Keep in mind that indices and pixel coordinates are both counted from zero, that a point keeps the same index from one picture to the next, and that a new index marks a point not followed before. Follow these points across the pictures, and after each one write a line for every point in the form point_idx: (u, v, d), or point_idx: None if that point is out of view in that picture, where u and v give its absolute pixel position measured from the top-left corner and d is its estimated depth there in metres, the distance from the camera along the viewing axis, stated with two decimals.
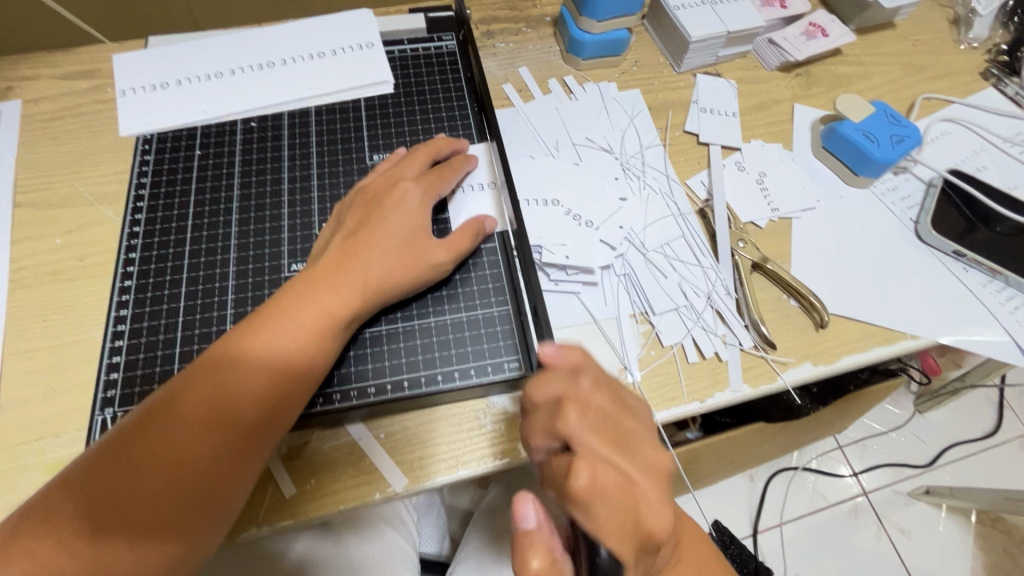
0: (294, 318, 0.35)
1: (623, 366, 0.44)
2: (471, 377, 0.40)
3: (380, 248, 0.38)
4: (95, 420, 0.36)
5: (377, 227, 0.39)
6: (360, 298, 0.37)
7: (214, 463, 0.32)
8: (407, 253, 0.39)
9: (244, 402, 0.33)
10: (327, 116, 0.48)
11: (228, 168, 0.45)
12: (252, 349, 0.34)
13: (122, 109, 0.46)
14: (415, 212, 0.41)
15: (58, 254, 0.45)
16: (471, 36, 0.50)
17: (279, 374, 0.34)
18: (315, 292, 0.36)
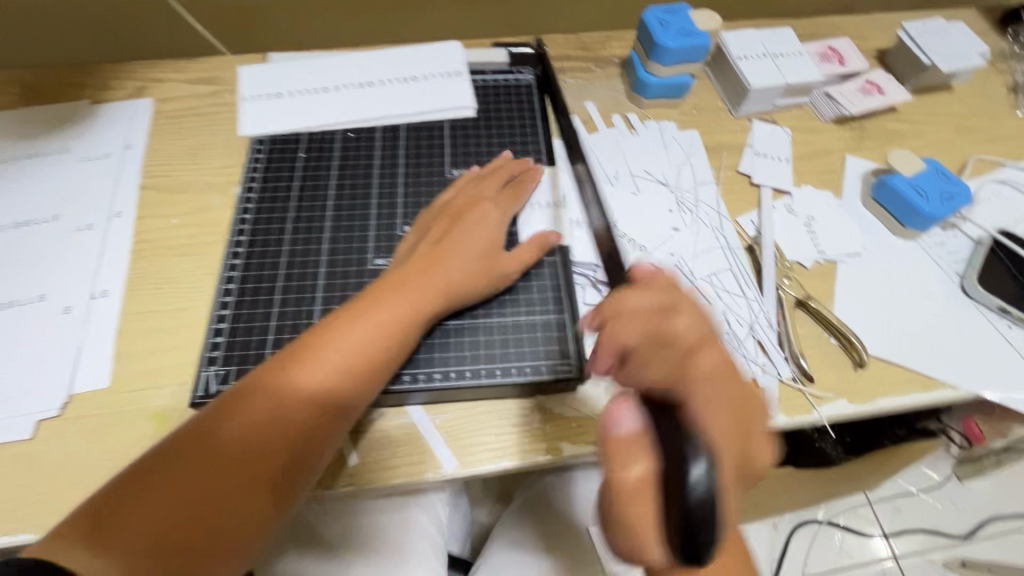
0: (348, 341, 0.38)
1: None
2: (527, 375, 0.43)
3: (461, 255, 0.43)
4: (200, 375, 0.41)
5: (458, 238, 0.44)
6: (430, 304, 0.41)
7: (299, 438, 0.36)
8: (483, 261, 0.44)
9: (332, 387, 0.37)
10: (414, 133, 0.53)
11: (327, 170, 0.50)
12: (341, 340, 0.38)
13: (242, 113, 0.53)
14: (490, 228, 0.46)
15: (173, 232, 0.52)
16: (551, 77, 0.56)
17: (363, 365, 0.38)
18: (377, 306, 0.40)
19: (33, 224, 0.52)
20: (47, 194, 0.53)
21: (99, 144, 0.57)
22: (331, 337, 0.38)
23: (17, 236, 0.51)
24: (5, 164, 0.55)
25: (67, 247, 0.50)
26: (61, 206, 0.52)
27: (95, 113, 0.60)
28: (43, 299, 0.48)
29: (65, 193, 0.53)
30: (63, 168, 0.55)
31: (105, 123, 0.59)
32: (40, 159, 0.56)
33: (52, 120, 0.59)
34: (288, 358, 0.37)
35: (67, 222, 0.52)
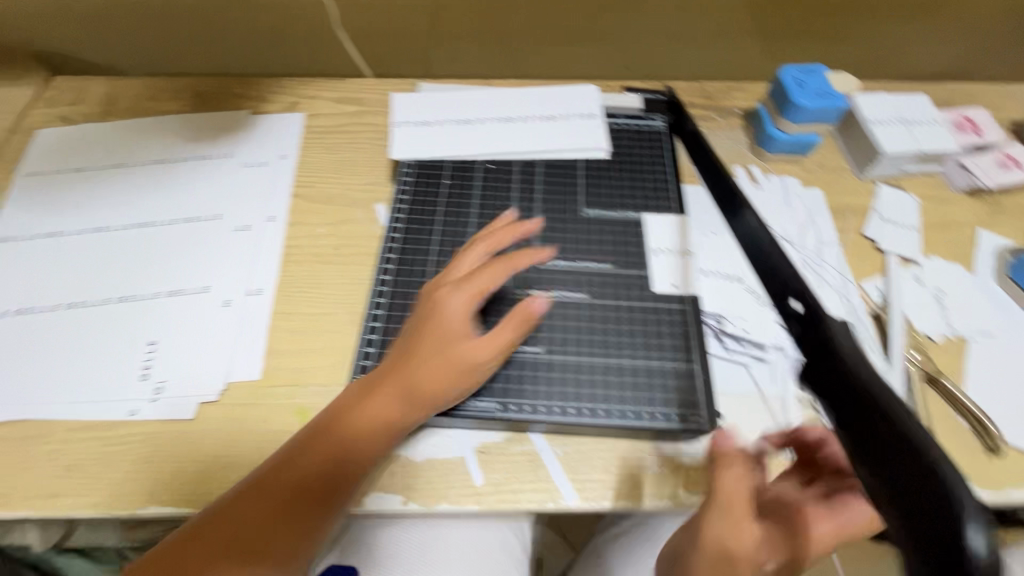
0: (311, 448, 0.40)
1: (784, 443, 0.46)
2: (656, 420, 0.43)
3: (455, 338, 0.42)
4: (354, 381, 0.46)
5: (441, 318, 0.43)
6: (390, 409, 0.41)
7: (302, 515, 0.39)
8: (452, 350, 0.42)
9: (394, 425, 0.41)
10: (550, 170, 0.56)
11: (469, 198, 0.53)
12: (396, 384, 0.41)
13: (394, 137, 0.57)
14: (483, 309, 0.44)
15: (319, 240, 0.56)
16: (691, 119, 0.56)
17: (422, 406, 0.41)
18: (338, 417, 0.41)
19: (199, 220, 0.57)
20: (212, 194, 0.59)
21: (258, 152, 0.63)
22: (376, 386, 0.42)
23: (184, 229, 0.56)
24: (177, 163, 0.61)
25: (227, 244, 0.55)
26: (224, 207, 0.57)
27: (254, 123, 0.65)
28: (205, 290, 0.52)
29: (227, 195, 0.59)
30: (227, 172, 0.60)
31: (264, 134, 0.65)
32: (207, 162, 0.61)
33: (218, 126, 0.64)
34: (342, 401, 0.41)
35: (228, 221, 0.57)
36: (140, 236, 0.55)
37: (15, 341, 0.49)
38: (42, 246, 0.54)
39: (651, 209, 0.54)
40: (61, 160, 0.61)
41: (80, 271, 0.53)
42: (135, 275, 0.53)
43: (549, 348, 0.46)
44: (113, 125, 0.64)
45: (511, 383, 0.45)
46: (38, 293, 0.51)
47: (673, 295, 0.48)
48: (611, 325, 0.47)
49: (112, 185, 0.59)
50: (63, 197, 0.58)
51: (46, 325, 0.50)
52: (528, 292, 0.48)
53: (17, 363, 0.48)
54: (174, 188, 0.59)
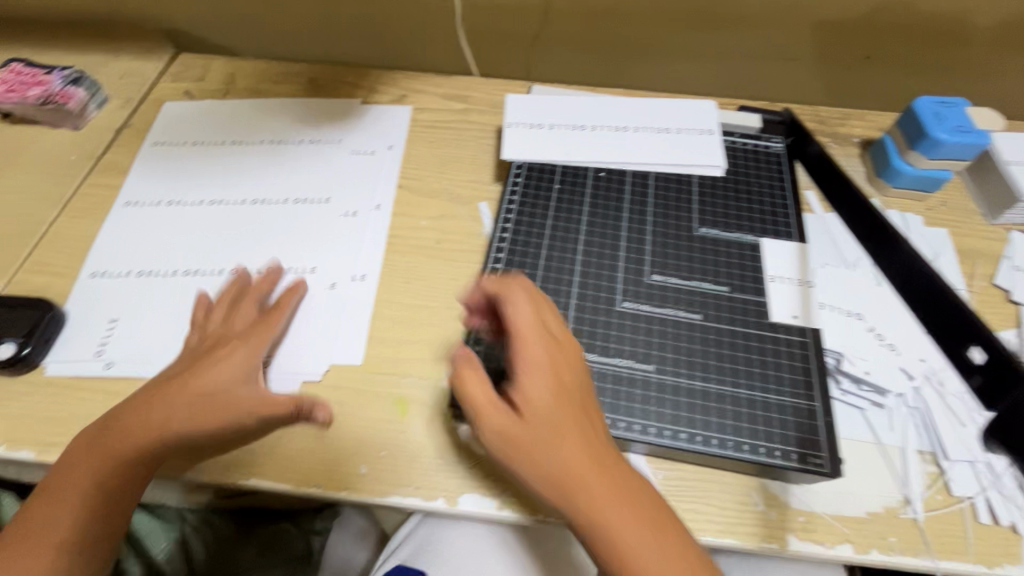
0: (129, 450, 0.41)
1: (904, 499, 0.43)
2: (774, 458, 0.40)
3: (222, 403, 0.41)
4: None
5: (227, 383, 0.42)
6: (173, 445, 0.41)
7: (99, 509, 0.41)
8: (213, 402, 0.41)
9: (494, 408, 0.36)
10: (663, 183, 0.54)
11: (579, 205, 0.53)
12: (179, 402, 0.42)
13: (506, 136, 0.57)
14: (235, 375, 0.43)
15: (423, 233, 0.57)
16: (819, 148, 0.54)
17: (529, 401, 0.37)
18: (140, 428, 0.41)
19: (308, 202, 0.58)
20: (321, 178, 0.60)
21: (367, 142, 0.64)
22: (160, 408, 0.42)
23: (294, 211, 0.58)
24: (291, 145, 0.63)
25: (334, 229, 0.56)
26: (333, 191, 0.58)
27: (364, 112, 0.66)
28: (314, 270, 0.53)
29: (335, 179, 0.60)
30: (337, 158, 0.62)
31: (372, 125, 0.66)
32: (319, 146, 0.63)
33: (330, 112, 0.66)
34: (148, 403, 0.42)
35: (336, 206, 0.58)
36: (253, 213, 0.57)
37: (133, 301, 0.51)
38: (164, 212, 0.57)
39: (768, 234, 0.51)
40: (184, 134, 0.64)
41: (196, 239, 0.55)
42: (246, 251, 0.54)
43: (661, 368, 0.44)
44: (232, 102, 0.67)
45: (619, 399, 0.42)
46: (157, 256, 0.54)
47: (792, 326, 0.46)
48: (727, 351, 0.44)
49: (230, 161, 0.61)
50: (184, 167, 0.61)
51: (163, 288, 0.52)
52: (640, 306, 0.47)
53: (134, 323, 0.50)
54: (287, 169, 0.61)
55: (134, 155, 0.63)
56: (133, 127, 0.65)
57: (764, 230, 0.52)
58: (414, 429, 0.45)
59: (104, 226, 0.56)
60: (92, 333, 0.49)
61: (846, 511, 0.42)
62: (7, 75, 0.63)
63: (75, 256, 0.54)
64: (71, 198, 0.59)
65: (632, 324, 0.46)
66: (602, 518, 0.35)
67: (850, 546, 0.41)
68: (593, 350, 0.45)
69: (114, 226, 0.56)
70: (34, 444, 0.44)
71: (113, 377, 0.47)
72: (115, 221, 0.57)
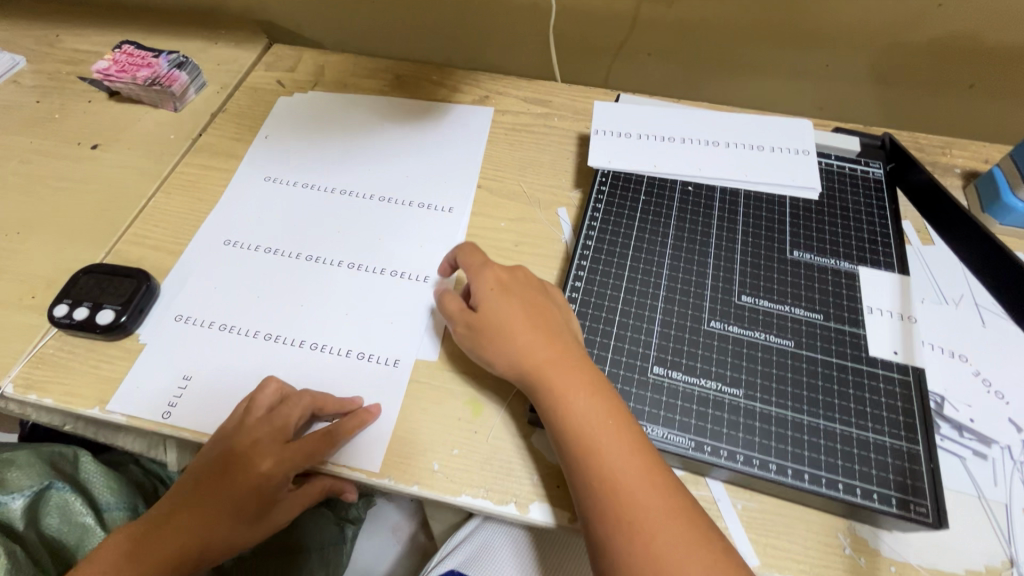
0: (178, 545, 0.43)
1: (1009, 559, 0.39)
2: (871, 500, 0.38)
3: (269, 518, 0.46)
4: None
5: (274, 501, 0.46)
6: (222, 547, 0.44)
7: None
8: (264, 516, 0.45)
9: (521, 370, 0.42)
10: (754, 202, 0.53)
11: (665, 218, 0.52)
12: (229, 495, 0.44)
13: (593, 144, 0.56)
14: (282, 495, 0.46)
15: (501, 234, 0.56)
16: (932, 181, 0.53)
17: (538, 360, 0.41)
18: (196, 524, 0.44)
19: (406, 277, 0.53)
20: (419, 250, 0.55)
21: (470, 211, 0.58)
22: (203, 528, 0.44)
23: (389, 283, 0.53)
24: (393, 204, 0.59)
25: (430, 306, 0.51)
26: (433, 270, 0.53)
27: (474, 176, 0.61)
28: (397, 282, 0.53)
29: (436, 249, 0.55)
30: (442, 230, 0.57)
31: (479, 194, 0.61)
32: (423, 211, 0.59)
33: (439, 170, 0.62)
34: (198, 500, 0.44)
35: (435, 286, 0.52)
36: (345, 279, 0.53)
37: (212, 356, 0.49)
38: (253, 259, 0.55)
39: (866, 264, 0.49)
40: (275, 126, 0.66)
41: (282, 300, 0.52)
42: (329, 323, 0.50)
43: (749, 392, 0.42)
44: (336, 138, 0.64)
45: (706, 422, 0.41)
46: (241, 309, 0.51)
47: (892, 363, 0.43)
48: (819, 382, 0.42)
49: (328, 216, 0.58)
50: (280, 208, 0.59)
51: (243, 352, 0.49)
52: (728, 327, 0.45)
53: (211, 385, 0.47)
54: (386, 233, 0.56)
55: (227, 140, 0.65)
56: (227, 112, 0.68)
57: (861, 259, 0.49)
58: (488, 431, 0.45)
59: (191, 257, 0.55)
60: (167, 386, 0.47)
61: (943, 566, 0.39)
62: (120, 56, 0.67)
63: (170, 232, 0.57)
64: (169, 175, 0.62)
65: (719, 345, 0.44)
66: (636, 509, 0.36)
67: None
68: (678, 368, 0.43)
69: (197, 265, 0.54)
70: (125, 407, 0.46)
71: (204, 354, 0.49)
72: (199, 259, 0.54)
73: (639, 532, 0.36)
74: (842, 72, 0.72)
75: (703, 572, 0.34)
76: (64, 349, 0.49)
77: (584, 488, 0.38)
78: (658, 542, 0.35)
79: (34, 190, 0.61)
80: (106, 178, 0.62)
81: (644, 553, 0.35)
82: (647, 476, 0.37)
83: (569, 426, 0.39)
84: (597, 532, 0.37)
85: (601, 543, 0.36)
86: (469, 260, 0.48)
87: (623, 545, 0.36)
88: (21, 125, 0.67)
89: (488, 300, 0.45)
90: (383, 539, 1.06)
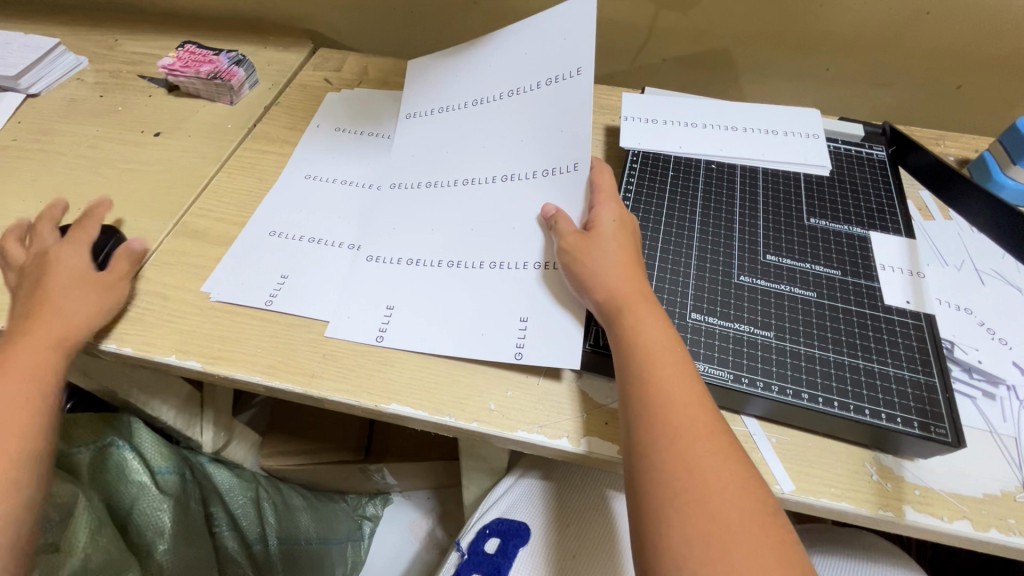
0: (36, 336, 0.47)
1: (1022, 485, 0.43)
2: (896, 424, 0.42)
3: (83, 306, 0.49)
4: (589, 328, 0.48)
5: (44, 278, 0.50)
6: (58, 336, 0.47)
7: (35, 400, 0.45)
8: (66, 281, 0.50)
9: (611, 287, 0.44)
10: (772, 178, 0.58)
11: (693, 190, 0.57)
12: (52, 293, 0.49)
13: (624, 128, 0.62)
14: (59, 248, 0.52)
15: None
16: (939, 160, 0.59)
17: (626, 284, 0.45)
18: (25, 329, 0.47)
19: (555, 172, 0.53)
20: (565, 133, 0.53)
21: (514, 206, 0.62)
22: (14, 369, 0.45)
23: (546, 184, 0.53)
24: (525, 112, 0.57)
25: (577, 204, 0.51)
26: (579, 153, 0.51)
27: (586, 89, 0.53)
28: (573, 165, 0.52)
29: (576, 137, 0.52)
30: (577, 128, 0.52)
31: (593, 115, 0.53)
32: (555, 131, 0.54)
33: (556, 95, 0.55)
34: (28, 311, 0.48)
35: (585, 175, 0.51)
36: (508, 192, 0.54)
37: (410, 285, 0.53)
38: (420, 194, 0.58)
39: (875, 229, 0.54)
40: (411, 103, 0.66)
41: (463, 224, 0.54)
42: (504, 238, 0.53)
43: (779, 334, 0.47)
44: (463, 70, 0.64)
45: (742, 358, 0.45)
46: (429, 236, 0.55)
47: (906, 310, 0.48)
48: (841, 325, 0.47)
49: (463, 138, 0.60)
50: (435, 142, 0.61)
51: (431, 279, 0.53)
52: (757, 280, 0.50)
53: (410, 307, 0.52)
54: (530, 134, 0.56)
55: (282, 128, 0.70)
56: (280, 105, 0.74)
57: (870, 225, 0.55)
58: (539, 377, 0.48)
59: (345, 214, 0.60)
60: (373, 316, 0.52)
61: (963, 491, 0.43)
62: (183, 54, 0.74)
63: (232, 206, 0.61)
64: (228, 158, 0.67)
65: (750, 294, 0.49)
66: (679, 424, 0.38)
67: (969, 523, 0.41)
68: (714, 314, 0.48)
69: (250, 254, 0.57)
70: (200, 354, 0.49)
71: (269, 311, 0.52)
72: (250, 249, 0.57)
73: (680, 442, 0.38)
74: (842, 75, 0.78)
75: (733, 490, 0.36)
76: (139, 304, 0.53)
77: (635, 398, 0.40)
78: (693, 453, 0.37)
79: (102, 170, 0.66)
80: (169, 160, 0.67)
81: (675, 460, 0.37)
82: (698, 401, 0.40)
83: (637, 342, 0.42)
84: (638, 437, 0.39)
85: (637, 446, 0.39)
86: (599, 182, 0.51)
87: (659, 449, 0.38)
88: (86, 115, 0.72)
89: (606, 225, 0.48)
90: (402, 536, 1.06)
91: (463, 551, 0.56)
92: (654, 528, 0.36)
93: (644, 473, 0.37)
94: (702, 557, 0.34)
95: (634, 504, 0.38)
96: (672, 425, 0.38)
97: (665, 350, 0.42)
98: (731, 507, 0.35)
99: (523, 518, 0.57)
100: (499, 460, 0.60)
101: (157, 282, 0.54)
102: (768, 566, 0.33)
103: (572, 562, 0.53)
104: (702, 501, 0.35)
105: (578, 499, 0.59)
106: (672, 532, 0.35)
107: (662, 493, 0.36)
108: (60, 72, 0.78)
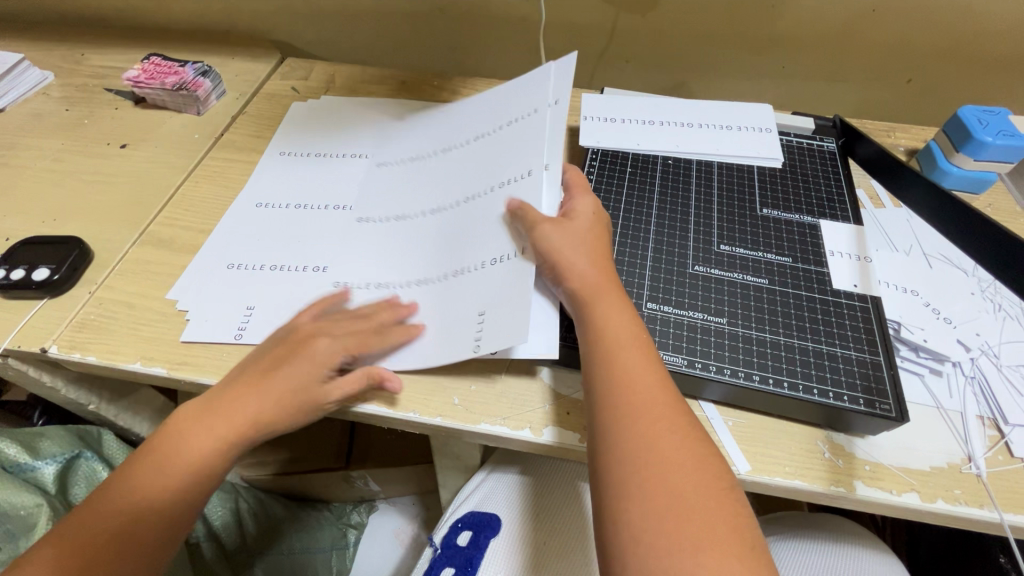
0: (231, 416, 0.44)
1: (966, 456, 0.45)
2: (843, 401, 0.44)
3: (277, 392, 0.45)
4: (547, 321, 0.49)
5: (287, 369, 0.45)
6: (255, 422, 0.44)
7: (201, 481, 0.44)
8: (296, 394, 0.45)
9: (582, 276, 0.45)
10: (726, 171, 0.60)
11: (649, 185, 0.59)
12: (275, 384, 0.45)
13: (584, 127, 0.64)
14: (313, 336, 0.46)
15: None
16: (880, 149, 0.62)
17: (593, 274, 0.46)
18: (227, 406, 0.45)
19: (507, 184, 0.53)
20: (514, 154, 0.55)
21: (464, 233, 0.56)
22: (201, 436, 0.44)
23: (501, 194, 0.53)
24: (484, 135, 0.57)
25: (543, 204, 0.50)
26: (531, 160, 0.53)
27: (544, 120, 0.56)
28: (528, 172, 0.52)
29: (531, 151, 0.54)
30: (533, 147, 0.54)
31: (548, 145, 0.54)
32: (510, 155, 0.55)
33: (513, 128, 0.58)
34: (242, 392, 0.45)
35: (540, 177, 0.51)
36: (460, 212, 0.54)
37: (376, 300, 0.51)
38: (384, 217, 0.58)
39: (825, 217, 0.56)
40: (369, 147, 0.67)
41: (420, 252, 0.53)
42: (461, 250, 0.51)
43: (731, 319, 0.48)
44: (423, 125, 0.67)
45: (695, 344, 0.47)
46: (392, 266, 0.54)
47: (853, 293, 0.50)
48: (791, 309, 0.49)
49: (419, 181, 0.59)
50: (390, 177, 0.62)
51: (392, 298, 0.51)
52: (711, 270, 0.52)
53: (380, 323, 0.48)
54: (481, 164, 0.57)
55: (248, 137, 0.71)
56: (247, 114, 0.74)
57: (820, 213, 0.57)
58: (502, 370, 0.49)
59: None
60: None
61: (912, 464, 0.44)
62: (148, 67, 0.74)
63: (199, 215, 0.62)
64: (195, 168, 0.67)
65: (703, 283, 0.51)
66: (642, 405, 0.39)
67: (917, 494, 0.43)
68: (669, 303, 0.49)
69: (207, 263, 0.57)
70: (166, 360, 0.50)
71: (239, 343, 0.51)
72: (210, 257, 0.57)
73: (638, 421, 0.39)
74: (797, 73, 0.81)
75: (691, 467, 0.37)
76: (104, 313, 0.53)
77: (601, 382, 0.41)
78: (651, 432, 0.38)
79: (68, 183, 0.66)
80: (137, 171, 0.67)
81: (634, 435, 0.38)
82: (657, 381, 0.41)
83: (601, 327, 0.43)
84: (601, 419, 0.40)
85: (602, 430, 0.39)
86: (571, 183, 0.54)
87: (624, 428, 0.39)
88: (52, 129, 0.73)
89: (577, 218, 0.49)
90: (387, 543, 1.05)
91: (436, 546, 0.57)
92: (616, 503, 0.36)
93: (606, 452, 0.38)
94: (661, 531, 0.35)
95: (596, 483, 0.39)
96: (638, 408, 0.39)
97: (629, 334, 0.43)
98: (687, 483, 0.36)
99: (495, 510, 0.58)
100: (471, 457, 0.61)
101: (123, 291, 0.55)
102: (722, 539, 0.34)
103: (544, 550, 0.54)
104: (659, 477, 0.36)
105: (550, 492, 0.60)
106: (632, 507, 0.36)
107: (622, 469, 0.37)
108: (24, 88, 0.78)
